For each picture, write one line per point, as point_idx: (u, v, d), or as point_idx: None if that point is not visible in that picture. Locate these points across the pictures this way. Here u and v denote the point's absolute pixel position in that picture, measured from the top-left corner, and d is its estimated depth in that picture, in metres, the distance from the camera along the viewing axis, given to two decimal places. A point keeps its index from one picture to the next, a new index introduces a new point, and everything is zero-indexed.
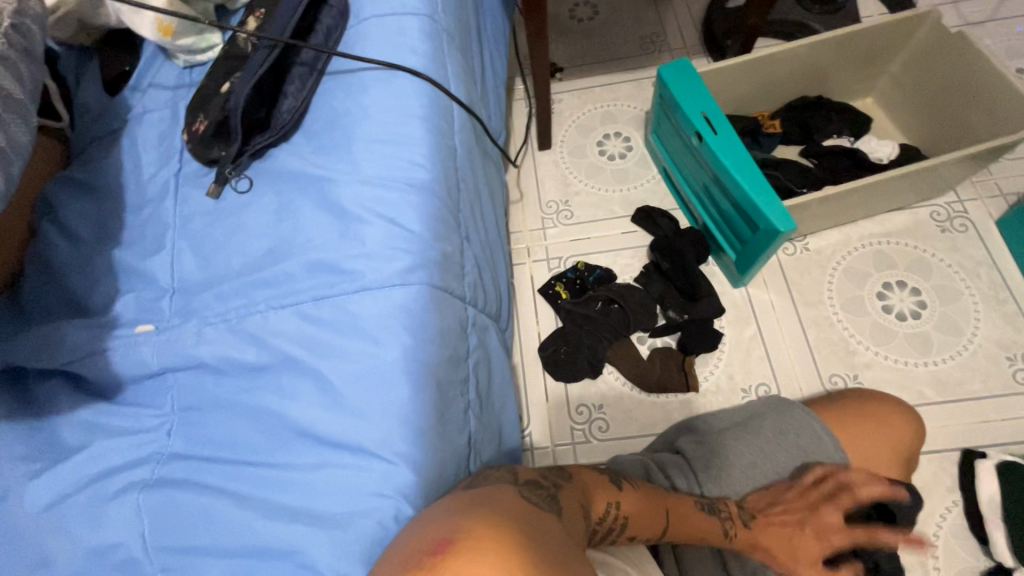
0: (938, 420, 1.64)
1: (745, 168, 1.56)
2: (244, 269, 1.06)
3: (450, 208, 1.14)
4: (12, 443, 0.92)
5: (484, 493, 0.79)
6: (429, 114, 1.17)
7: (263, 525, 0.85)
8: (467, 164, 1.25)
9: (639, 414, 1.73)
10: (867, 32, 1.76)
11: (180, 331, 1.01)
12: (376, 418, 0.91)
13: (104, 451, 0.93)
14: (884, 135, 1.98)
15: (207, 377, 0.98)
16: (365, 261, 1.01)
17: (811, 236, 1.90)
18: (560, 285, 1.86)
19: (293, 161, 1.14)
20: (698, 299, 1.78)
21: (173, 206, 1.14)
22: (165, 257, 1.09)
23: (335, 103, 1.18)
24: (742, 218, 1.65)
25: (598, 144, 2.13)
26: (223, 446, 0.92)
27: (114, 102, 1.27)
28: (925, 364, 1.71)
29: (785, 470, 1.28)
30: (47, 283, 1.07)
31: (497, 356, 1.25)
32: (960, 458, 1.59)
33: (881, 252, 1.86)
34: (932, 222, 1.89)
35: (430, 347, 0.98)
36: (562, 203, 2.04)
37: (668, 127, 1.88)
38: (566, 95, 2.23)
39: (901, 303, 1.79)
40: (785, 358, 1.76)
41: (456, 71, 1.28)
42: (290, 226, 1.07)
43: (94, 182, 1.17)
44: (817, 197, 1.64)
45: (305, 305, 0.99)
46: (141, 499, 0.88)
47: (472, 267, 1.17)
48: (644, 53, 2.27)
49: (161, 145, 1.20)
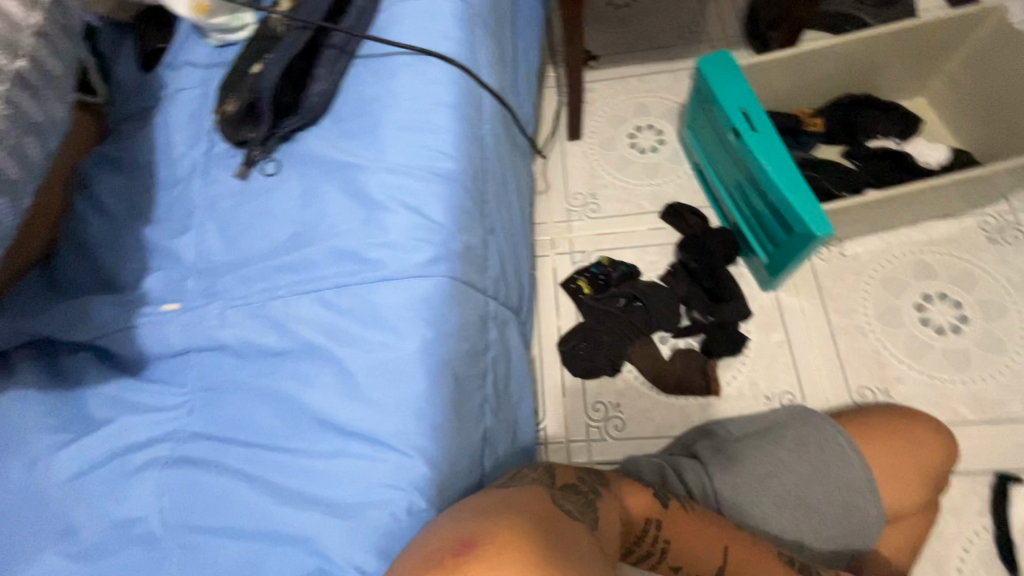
0: (973, 441, 1.57)
1: (783, 168, 1.50)
2: (268, 253, 1.06)
3: (476, 199, 1.12)
4: (41, 413, 0.95)
5: (510, 493, 0.80)
6: (458, 101, 1.14)
7: (278, 509, 0.85)
8: (495, 154, 1.23)
9: (657, 415, 1.70)
10: (923, 28, 1.66)
11: (204, 312, 1.02)
12: (392, 409, 0.90)
13: (128, 427, 0.95)
14: (934, 138, 1.88)
15: (229, 359, 0.99)
16: (388, 250, 1.00)
17: (848, 241, 1.82)
18: (582, 280, 1.84)
19: (320, 145, 1.13)
20: (724, 301, 1.73)
21: (201, 186, 1.15)
22: (193, 237, 1.10)
23: (364, 87, 1.17)
24: (776, 220, 1.59)
25: (630, 137, 2.08)
26: (242, 428, 0.93)
27: (148, 79, 1.28)
28: (962, 381, 1.63)
29: (804, 482, 1.22)
30: (80, 257, 1.09)
31: (516, 350, 1.24)
32: (994, 482, 1.52)
33: (923, 261, 1.77)
34: (980, 232, 1.79)
35: (450, 340, 0.97)
36: (589, 196, 2.00)
37: (704, 121, 1.82)
38: (599, 84, 2.17)
39: (941, 316, 1.71)
40: (812, 366, 1.70)
41: (487, 57, 1.25)
42: (314, 211, 1.07)
43: (127, 159, 1.18)
44: (856, 202, 1.57)
45: (326, 292, 0.99)
46: (161, 476, 0.89)
47: (495, 260, 1.15)
48: (682, 43, 2.19)
49: (192, 124, 1.21)
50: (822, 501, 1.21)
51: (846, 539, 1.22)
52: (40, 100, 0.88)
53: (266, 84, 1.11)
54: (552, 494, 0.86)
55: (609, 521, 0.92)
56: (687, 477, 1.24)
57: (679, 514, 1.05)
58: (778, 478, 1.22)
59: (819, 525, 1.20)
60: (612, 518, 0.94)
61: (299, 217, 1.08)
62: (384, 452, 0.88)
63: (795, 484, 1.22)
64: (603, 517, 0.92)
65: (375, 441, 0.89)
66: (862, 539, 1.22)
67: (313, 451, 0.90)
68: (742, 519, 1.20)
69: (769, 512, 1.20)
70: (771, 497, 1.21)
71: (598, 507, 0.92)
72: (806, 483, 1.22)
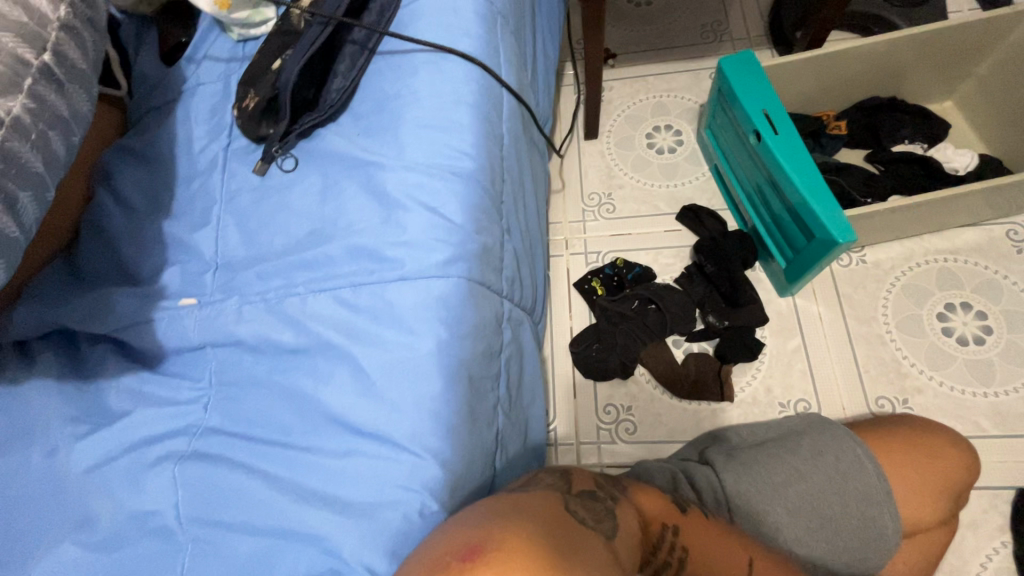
0: (993, 455, 1.53)
1: (805, 172, 1.47)
2: (286, 250, 1.06)
3: (493, 199, 1.11)
4: (61, 403, 0.96)
5: (522, 498, 0.80)
6: (478, 100, 1.13)
7: (292, 506, 0.86)
8: (513, 153, 1.22)
9: (669, 419, 1.68)
10: (954, 30, 1.62)
11: (222, 307, 1.02)
12: (407, 409, 0.90)
13: (146, 419, 0.95)
14: (961, 143, 1.83)
15: (245, 354, 0.99)
16: (405, 250, 1.00)
17: (870, 247, 1.79)
18: (596, 281, 1.82)
19: (338, 141, 1.13)
20: (741, 306, 1.70)
21: (221, 180, 1.15)
22: (212, 231, 1.11)
23: (383, 84, 1.16)
24: (797, 225, 1.56)
25: (647, 137, 2.05)
26: (257, 424, 0.94)
27: (170, 72, 1.28)
28: (984, 394, 1.60)
29: (821, 493, 1.20)
30: (101, 249, 1.10)
31: (529, 351, 1.23)
32: (1015, 498, 1.48)
33: (946, 270, 1.73)
34: (1008, 240, 1.74)
35: (466, 341, 0.96)
36: (605, 196, 1.98)
37: (724, 122, 1.79)
38: (617, 83, 2.15)
39: (964, 327, 1.67)
40: (828, 374, 1.67)
41: (508, 55, 1.24)
42: (332, 208, 1.07)
43: (148, 152, 1.19)
44: (880, 208, 1.54)
45: (343, 289, 0.99)
46: (178, 470, 0.90)
47: (511, 261, 1.14)
48: (703, 42, 2.16)
49: (212, 119, 1.21)
50: (838, 512, 1.19)
51: (861, 553, 1.19)
52: (65, 94, 0.88)
53: (286, 80, 1.11)
54: (566, 499, 0.85)
55: (628, 527, 0.89)
56: (699, 483, 1.22)
57: (699, 521, 1.04)
58: (794, 487, 1.20)
59: (835, 536, 1.18)
60: (629, 526, 0.89)
61: (318, 213, 1.08)
62: (398, 452, 0.88)
63: (810, 494, 1.19)
64: (623, 526, 0.88)
65: (388, 440, 0.89)
66: (879, 553, 1.20)
67: (328, 448, 0.90)
68: (757, 526, 1.18)
69: (784, 522, 1.18)
70: (785, 507, 1.19)
71: (618, 514, 0.89)
72: (822, 494, 1.20)
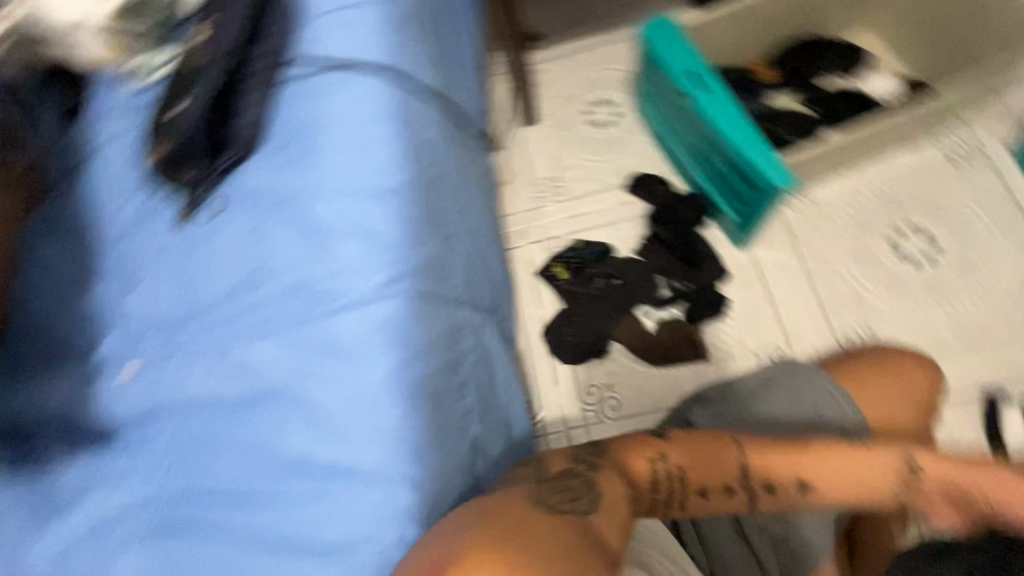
0: (960, 367, 1.58)
1: (738, 124, 1.49)
2: (220, 299, 1.02)
3: (427, 206, 1.08)
4: (13, 503, 0.92)
5: (498, 500, 0.78)
6: (395, 110, 1.11)
7: (267, 563, 0.84)
8: (443, 154, 1.18)
9: (650, 389, 1.69)
10: None
11: (163, 372, 0.98)
12: (370, 436, 0.90)
13: (100, 505, 0.92)
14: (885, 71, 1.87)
15: (191, 417, 0.95)
16: (344, 277, 0.98)
17: (816, 187, 1.81)
18: (558, 266, 1.81)
19: (264, 177, 1.09)
20: (700, 266, 1.74)
21: (144, 239, 1.10)
22: (143, 293, 1.06)
23: (299, 110, 1.12)
24: (738, 178, 1.58)
25: (585, 112, 2.04)
26: (217, 488, 0.90)
27: (70, 134, 1.21)
28: (943, 310, 1.65)
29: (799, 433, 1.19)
30: (27, 333, 1.05)
31: (497, 350, 1.20)
32: (984, 405, 1.54)
33: (890, 197, 1.78)
34: (943, 157, 1.79)
35: (419, 360, 0.95)
36: (554, 180, 1.97)
37: (654, 89, 1.79)
38: (546, 63, 2.12)
39: (913, 248, 1.72)
40: (795, 318, 1.70)
41: (422, 57, 1.20)
42: (264, 248, 1.04)
43: (63, 223, 1.13)
44: (818, 146, 1.56)
45: (283, 330, 0.97)
46: (141, 550, 0.87)
47: (460, 267, 1.12)
48: (624, 7, 2.14)
49: (125, 175, 1.15)
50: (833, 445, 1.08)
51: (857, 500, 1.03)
52: None
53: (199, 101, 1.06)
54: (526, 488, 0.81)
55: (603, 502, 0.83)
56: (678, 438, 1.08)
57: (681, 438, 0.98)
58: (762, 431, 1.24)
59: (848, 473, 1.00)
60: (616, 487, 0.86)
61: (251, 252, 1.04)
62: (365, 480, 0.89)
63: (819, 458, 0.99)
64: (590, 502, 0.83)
65: (357, 475, 0.88)
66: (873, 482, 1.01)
67: (304, 494, 0.90)
68: None
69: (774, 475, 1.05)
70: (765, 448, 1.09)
71: (601, 489, 0.83)
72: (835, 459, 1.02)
